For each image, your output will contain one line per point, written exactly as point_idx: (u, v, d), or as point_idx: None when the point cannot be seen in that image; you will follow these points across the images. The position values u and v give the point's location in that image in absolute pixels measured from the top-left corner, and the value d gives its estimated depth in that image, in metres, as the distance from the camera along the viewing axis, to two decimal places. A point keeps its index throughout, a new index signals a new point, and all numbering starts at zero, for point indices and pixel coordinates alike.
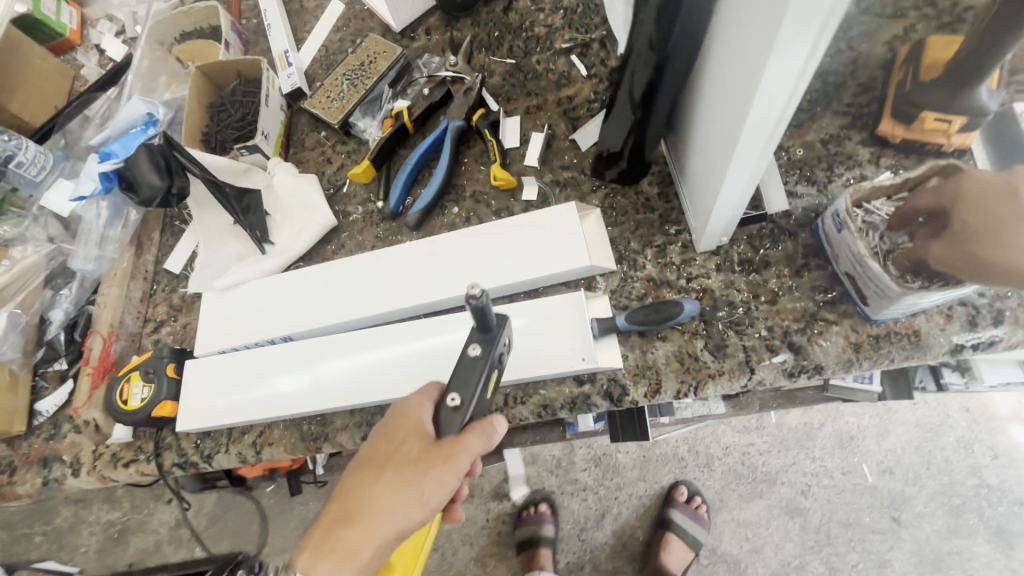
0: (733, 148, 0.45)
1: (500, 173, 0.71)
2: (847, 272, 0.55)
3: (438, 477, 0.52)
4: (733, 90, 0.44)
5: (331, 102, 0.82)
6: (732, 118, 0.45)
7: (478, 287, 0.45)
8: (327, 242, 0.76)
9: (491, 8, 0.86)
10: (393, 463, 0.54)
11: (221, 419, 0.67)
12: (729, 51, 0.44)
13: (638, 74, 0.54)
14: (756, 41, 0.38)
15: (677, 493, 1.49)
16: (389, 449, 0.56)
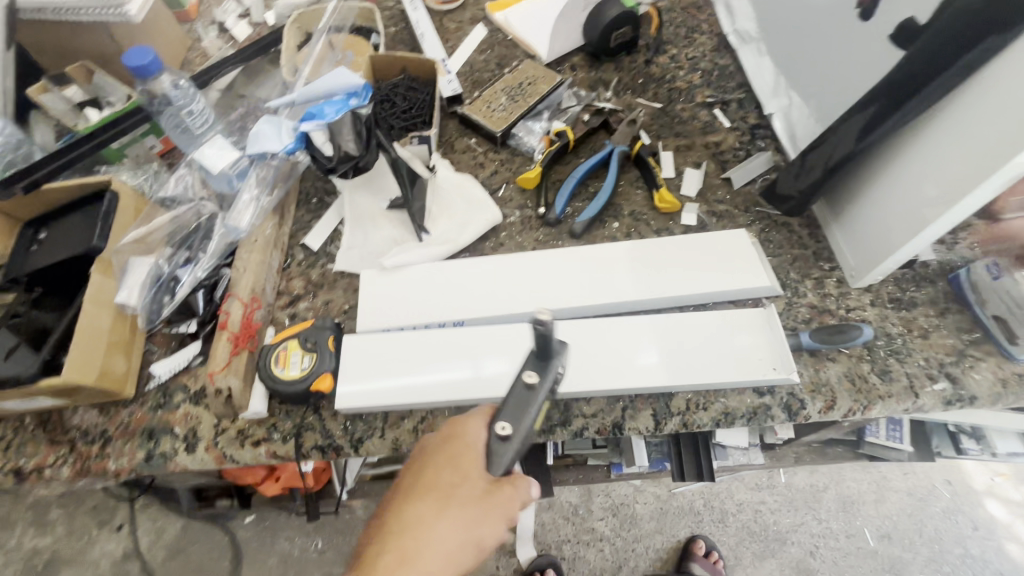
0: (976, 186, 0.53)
1: (668, 197, 0.76)
2: (996, 316, 0.64)
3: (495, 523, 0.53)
4: (974, 148, 0.53)
5: (492, 112, 0.86)
6: (975, 161, 0.53)
7: (548, 313, 0.45)
8: (485, 239, 0.77)
9: (634, 59, 0.96)
10: (454, 501, 0.53)
11: (386, 400, 0.63)
12: (967, 118, 0.53)
13: (850, 132, 0.63)
14: None
15: (694, 548, 1.49)
16: (448, 486, 0.54)
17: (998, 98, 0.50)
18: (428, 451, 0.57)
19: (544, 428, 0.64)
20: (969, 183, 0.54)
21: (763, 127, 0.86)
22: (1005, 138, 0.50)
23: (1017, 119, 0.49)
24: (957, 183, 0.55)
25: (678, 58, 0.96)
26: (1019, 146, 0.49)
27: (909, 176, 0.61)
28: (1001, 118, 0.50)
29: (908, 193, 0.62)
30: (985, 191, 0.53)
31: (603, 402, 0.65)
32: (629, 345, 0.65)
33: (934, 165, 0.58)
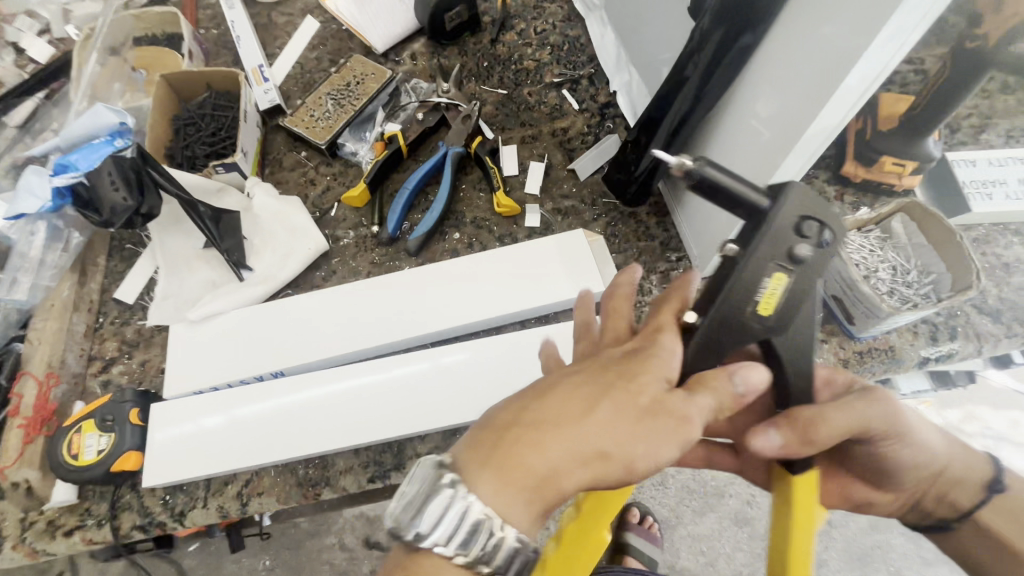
0: (779, 162, 0.47)
1: (505, 200, 0.71)
2: (834, 296, 0.61)
3: (665, 440, 0.36)
4: (775, 121, 0.47)
5: (315, 122, 0.78)
6: (778, 134, 0.47)
7: (686, 159, 0.40)
8: (316, 268, 0.71)
9: (479, 39, 0.88)
10: (613, 390, 0.37)
11: (204, 471, 0.59)
12: (769, 86, 0.47)
13: (675, 103, 0.57)
14: (818, 63, 0.41)
15: (630, 515, 1.49)
16: (611, 372, 0.38)
17: (791, 57, 0.44)
18: (582, 370, 0.39)
19: (378, 473, 0.60)
20: (772, 159, 0.48)
21: (613, 106, 0.80)
22: (793, 108, 0.44)
23: (804, 83, 0.43)
24: (762, 158, 0.49)
25: (526, 34, 0.88)
26: (812, 112, 0.42)
27: (731, 146, 0.55)
28: (793, 84, 0.44)
29: (728, 171, 0.56)
30: (792, 166, 0.47)
31: (438, 439, 0.61)
32: (456, 376, 0.62)
33: (746, 138, 0.52)
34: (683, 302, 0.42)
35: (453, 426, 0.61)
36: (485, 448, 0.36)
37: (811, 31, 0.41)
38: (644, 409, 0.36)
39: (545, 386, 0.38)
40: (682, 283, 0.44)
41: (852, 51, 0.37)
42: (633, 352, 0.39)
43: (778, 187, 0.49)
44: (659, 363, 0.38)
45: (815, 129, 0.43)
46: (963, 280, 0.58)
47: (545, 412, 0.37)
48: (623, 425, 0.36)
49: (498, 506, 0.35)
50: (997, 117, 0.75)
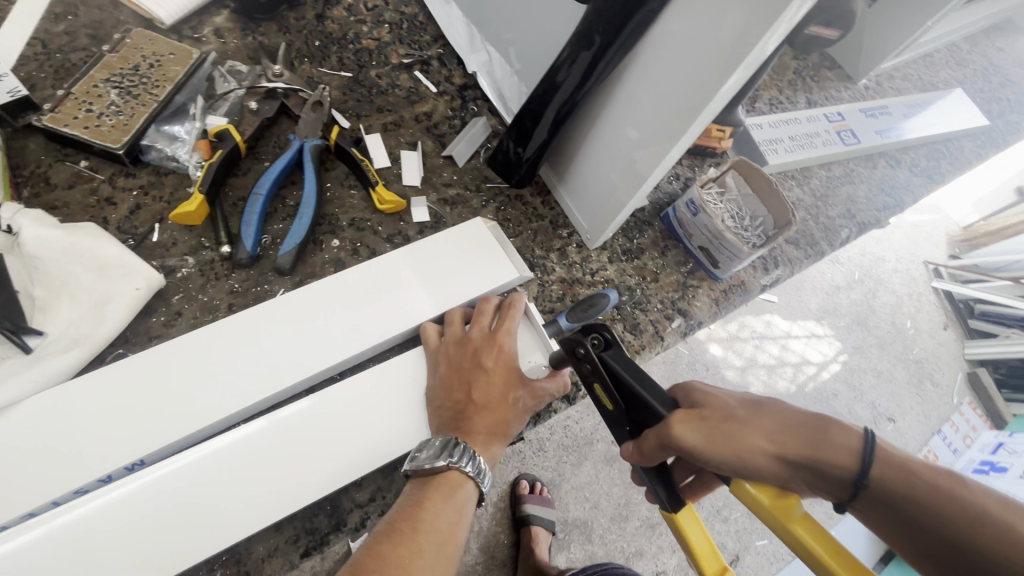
0: (677, 141, 0.51)
1: (388, 196, 0.63)
2: (701, 245, 0.71)
3: (518, 420, 0.53)
4: (667, 103, 0.51)
5: (98, 119, 0.58)
6: (672, 115, 0.51)
7: (491, 221, 0.66)
8: (151, 312, 0.54)
9: (300, 15, 0.75)
10: (486, 397, 0.52)
11: None
12: (656, 71, 0.50)
13: (562, 88, 0.57)
14: (711, 52, 0.45)
15: (520, 488, 1.52)
16: (485, 383, 0.52)
17: (682, 42, 0.47)
18: (445, 368, 0.53)
19: (313, 544, 0.49)
20: (670, 137, 0.52)
21: (470, 88, 0.77)
22: (691, 89, 0.48)
23: (700, 67, 0.46)
24: (658, 133, 0.53)
25: (355, 9, 0.78)
26: (708, 97, 0.47)
27: (619, 126, 0.58)
28: (688, 67, 0.47)
29: (617, 147, 0.59)
30: (685, 144, 0.52)
31: (378, 479, 0.52)
32: (384, 405, 0.53)
33: (638, 117, 0.55)
34: (500, 303, 0.58)
35: (394, 460, 0.52)
36: (460, 435, 0.49)
37: (704, 18, 0.44)
38: (503, 401, 0.52)
39: (466, 396, 0.51)
40: (514, 302, 0.57)
41: (754, 39, 0.41)
42: (496, 362, 0.53)
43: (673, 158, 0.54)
44: (514, 345, 0.55)
45: (709, 111, 0.48)
46: (783, 218, 0.72)
47: (483, 408, 0.51)
48: (522, 383, 0.53)
49: (487, 457, 0.50)
50: (759, 90, 0.96)
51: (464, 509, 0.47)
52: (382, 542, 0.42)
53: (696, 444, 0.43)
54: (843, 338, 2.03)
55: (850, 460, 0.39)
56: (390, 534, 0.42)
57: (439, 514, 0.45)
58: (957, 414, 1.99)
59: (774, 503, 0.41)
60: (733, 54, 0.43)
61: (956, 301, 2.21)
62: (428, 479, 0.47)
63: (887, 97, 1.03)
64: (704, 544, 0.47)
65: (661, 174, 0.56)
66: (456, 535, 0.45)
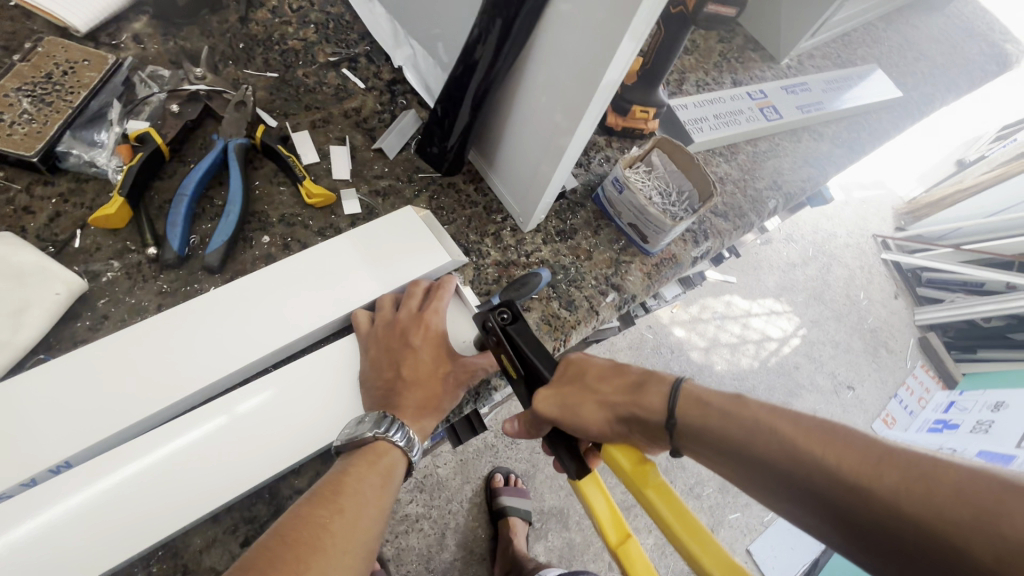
0: (585, 112, 0.54)
1: (315, 189, 0.64)
2: (630, 222, 0.74)
3: (450, 396, 0.54)
4: (573, 77, 0.53)
5: (10, 129, 0.57)
6: (578, 87, 0.53)
7: (422, 210, 0.67)
8: (75, 317, 0.54)
9: (224, 18, 0.75)
10: (415, 375, 0.53)
11: None
12: (561, 47, 0.53)
13: (477, 72, 0.59)
14: (604, 22, 0.47)
15: (494, 482, 1.54)
16: (414, 362, 0.54)
17: (577, 17, 0.50)
18: (375, 350, 0.54)
19: (252, 533, 0.50)
20: (579, 109, 0.54)
21: (399, 83, 0.78)
22: (591, 60, 0.51)
23: (594, 39, 0.49)
24: (572, 104, 0.55)
25: (280, 11, 0.79)
26: (606, 66, 0.49)
27: (535, 105, 0.60)
28: (586, 39, 0.50)
29: (541, 122, 0.60)
30: (594, 115, 0.54)
31: (317, 465, 0.53)
32: (318, 391, 0.53)
33: (550, 93, 0.57)
34: (431, 285, 0.60)
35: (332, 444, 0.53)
36: (392, 411, 0.51)
37: None
38: (433, 378, 0.54)
39: (396, 374, 0.53)
40: (444, 284, 0.58)
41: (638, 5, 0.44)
42: (425, 342, 0.55)
43: (585, 130, 0.57)
44: (443, 324, 0.56)
45: (610, 80, 0.51)
46: (706, 192, 0.75)
47: (414, 384, 0.53)
48: (450, 359, 0.55)
49: (418, 431, 0.52)
50: (686, 73, 1.00)
51: (391, 476, 0.48)
52: (306, 506, 0.41)
53: (553, 414, 0.48)
54: (800, 313, 2.10)
55: (665, 416, 0.44)
56: (313, 498, 0.42)
57: (364, 481, 0.46)
58: (911, 377, 2.08)
59: (634, 469, 0.46)
60: (618, 24, 0.46)
61: (903, 270, 2.31)
62: (355, 452, 0.48)
63: (807, 74, 1.09)
64: (603, 510, 0.49)
65: (577, 147, 0.58)
66: (380, 499, 0.46)
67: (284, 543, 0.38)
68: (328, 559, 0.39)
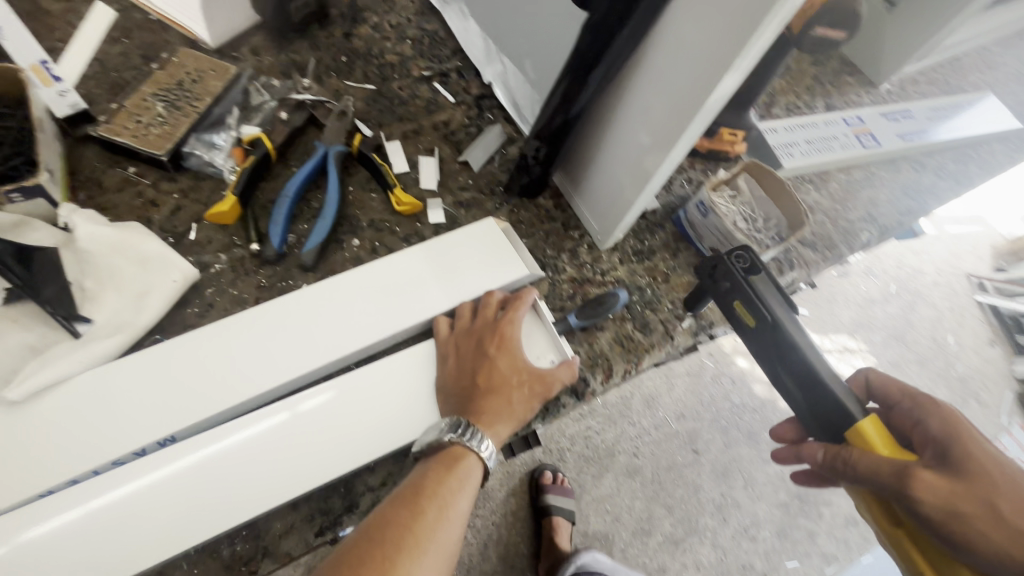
0: (680, 137, 0.53)
1: (405, 198, 0.67)
2: (712, 247, 0.72)
3: (524, 406, 0.54)
4: (670, 100, 0.53)
5: (145, 129, 0.63)
6: (676, 110, 0.52)
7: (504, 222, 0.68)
8: (185, 304, 0.58)
9: (330, 33, 0.81)
10: (491, 383, 0.54)
11: None
12: (659, 70, 0.53)
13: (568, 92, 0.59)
14: (710, 46, 0.47)
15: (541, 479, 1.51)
16: (492, 372, 0.55)
17: (683, 39, 0.49)
18: (454, 359, 0.56)
19: (327, 524, 0.51)
20: (674, 133, 0.53)
21: (487, 98, 0.81)
22: (693, 85, 0.49)
23: (697, 64, 0.48)
24: (664, 132, 0.54)
25: (380, 28, 0.83)
26: (708, 91, 0.48)
27: (626, 126, 0.60)
28: (689, 62, 0.49)
29: (628, 145, 0.60)
30: (690, 138, 0.53)
31: (390, 464, 0.54)
32: (396, 392, 0.55)
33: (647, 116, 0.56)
34: (506, 297, 0.60)
35: (407, 444, 0.54)
36: (468, 418, 0.53)
37: (702, 15, 0.46)
38: (509, 387, 0.54)
39: (472, 382, 0.54)
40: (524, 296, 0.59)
41: (749, 30, 0.43)
42: (500, 352, 0.56)
43: (683, 151, 0.55)
44: (519, 332, 0.57)
45: (710, 105, 0.50)
46: (795, 221, 0.72)
47: (489, 393, 0.54)
48: (526, 369, 0.55)
49: (493, 438, 0.53)
50: (776, 96, 0.96)
51: (467, 480, 0.51)
52: (390, 508, 0.47)
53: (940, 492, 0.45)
54: (878, 353, 1.95)
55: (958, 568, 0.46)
56: (396, 500, 0.47)
57: (443, 486, 0.49)
58: (1005, 436, 1.88)
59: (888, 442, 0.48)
60: (735, 45, 0.44)
61: (1001, 316, 2.10)
62: (434, 456, 0.51)
63: (909, 100, 1.02)
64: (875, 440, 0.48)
65: (670, 169, 0.57)
66: (457, 502, 0.49)
67: (370, 544, 0.43)
68: (411, 560, 0.44)
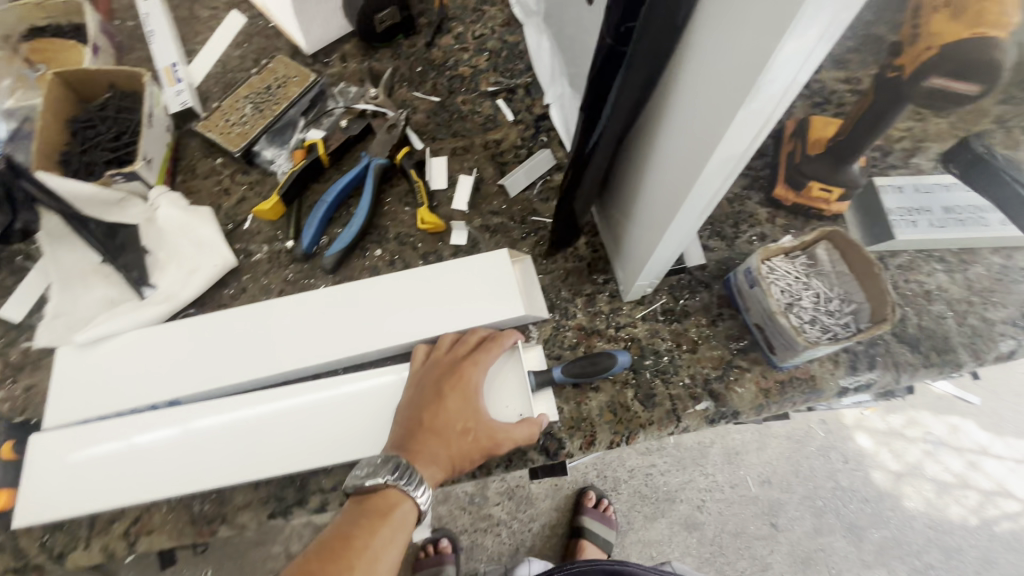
0: (691, 191, 0.42)
1: (429, 217, 0.68)
2: (757, 323, 0.60)
3: (471, 457, 0.54)
4: (687, 141, 0.42)
5: (231, 128, 0.73)
6: (688, 157, 0.42)
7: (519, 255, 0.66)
8: (225, 286, 0.67)
9: (414, 43, 0.84)
10: (442, 426, 0.55)
11: (69, 507, 0.55)
12: (679, 102, 0.42)
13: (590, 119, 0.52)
14: (721, 81, 0.35)
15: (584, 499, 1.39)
16: (446, 415, 0.55)
17: (699, 69, 0.38)
18: (413, 390, 0.57)
19: (278, 510, 0.56)
20: (685, 184, 0.43)
21: (548, 119, 0.77)
22: (704, 128, 0.38)
23: (709, 102, 0.37)
24: (679, 179, 0.44)
25: (463, 38, 0.84)
26: (716, 139, 0.37)
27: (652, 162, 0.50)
28: (703, 98, 0.38)
29: (653, 184, 0.50)
30: (705, 192, 0.42)
31: (345, 472, 0.58)
32: (363, 407, 0.58)
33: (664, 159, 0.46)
34: (491, 334, 0.60)
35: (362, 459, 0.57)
36: (407, 456, 0.54)
37: (718, 38, 0.35)
38: (459, 434, 0.55)
39: (421, 420, 0.55)
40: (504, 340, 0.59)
41: (756, 66, 0.31)
42: (460, 396, 0.56)
43: (703, 207, 0.44)
44: (480, 378, 0.57)
45: (724, 155, 0.38)
46: (880, 313, 0.57)
47: (436, 435, 0.54)
48: (477, 418, 0.55)
49: (431, 480, 0.54)
50: (928, 140, 0.75)
51: (402, 524, 0.52)
52: (319, 560, 0.49)
53: None
54: None
55: None
56: (324, 551, 0.50)
57: (375, 536, 0.50)
58: None
59: None
60: (743, 84, 0.33)
61: None
62: (365, 500, 0.52)
63: None
64: None
65: (696, 223, 0.47)
66: (389, 550, 0.51)
67: None
68: None
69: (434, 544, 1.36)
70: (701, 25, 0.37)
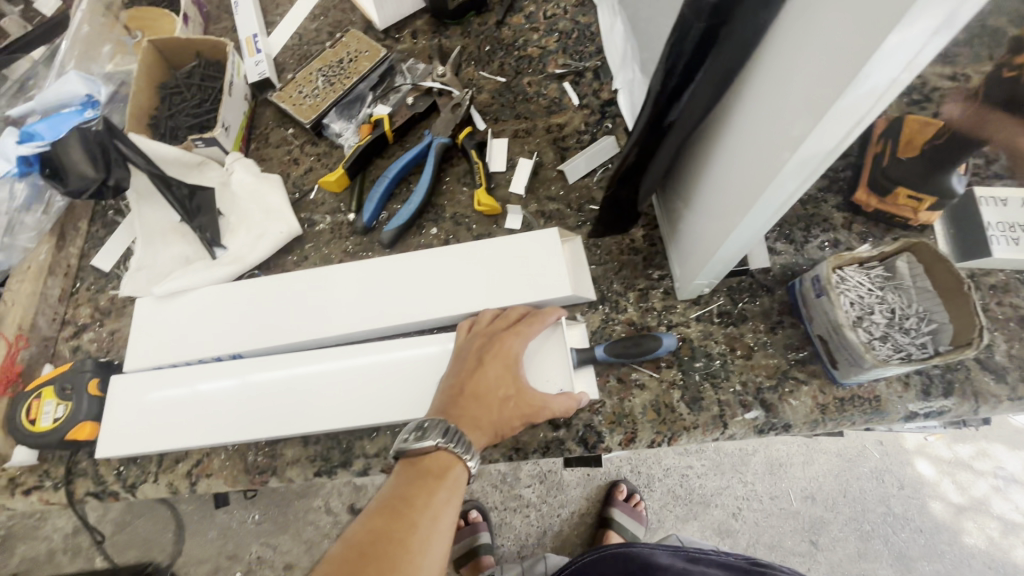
0: (763, 191, 0.40)
1: (486, 199, 0.67)
2: (821, 334, 0.57)
3: (511, 424, 0.55)
4: (765, 137, 0.39)
5: (303, 100, 0.76)
6: (765, 155, 0.39)
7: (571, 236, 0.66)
8: (288, 252, 0.70)
9: (484, 21, 0.83)
10: (483, 389, 0.56)
11: (142, 443, 0.60)
12: (763, 94, 0.39)
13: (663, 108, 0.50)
14: (814, 75, 0.33)
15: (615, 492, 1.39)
16: (487, 381, 0.56)
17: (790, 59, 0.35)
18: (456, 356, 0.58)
19: (324, 469, 0.59)
20: (759, 183, 0.40)
21: (615, 105, 0.75)
22: (786, 125, 0.36)
23: (796, 96, 0.35)
24: (752, 177, 0.42)
25: (533, 18, 0.82)
26: (800, 137, 0.34)
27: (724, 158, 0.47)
28: (789, 91, 0.35)
29: (722, 181, 0.48)
30: (779, 193, 0.39)
31: (388, 439, 0.60)
32: (408, 375, 0.60)
33: (738, 155, 0.44)
34: (531, 314, 0.61)
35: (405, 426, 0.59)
36: (449, 418, 0.54)
37: (817, 26, 0.32)
38: (499, 400, 0.55)
39: (461, 384, 0.56)
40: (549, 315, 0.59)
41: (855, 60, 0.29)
42: (502, 364, 0.57)
43: (776, 208, 0.42)
44: (521, 348, 0.57)
45: (806, 155, 0.35)
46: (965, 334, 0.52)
47: (475, 398, 0.55)
48: (517, 385, 0.56)
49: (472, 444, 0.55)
50: None
51: (456, 488, 0.53)
52: (376, 520, 0.50)
53: None
54: None
55: None
56: (382, 512, 0.50)
57: (432, 497, 0.51)
58: None
59: None
60: (838, 79, 0.30)
61: None
62: (416, 464, 0.53)
63: None
64: None
65: (766, 225, 0.44)
66: (446, 511, 0.51)
67: (359, 558, 0.47)
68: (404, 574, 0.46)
69: (464, 516, 1.40)
70: (799, 14, 0.34)
